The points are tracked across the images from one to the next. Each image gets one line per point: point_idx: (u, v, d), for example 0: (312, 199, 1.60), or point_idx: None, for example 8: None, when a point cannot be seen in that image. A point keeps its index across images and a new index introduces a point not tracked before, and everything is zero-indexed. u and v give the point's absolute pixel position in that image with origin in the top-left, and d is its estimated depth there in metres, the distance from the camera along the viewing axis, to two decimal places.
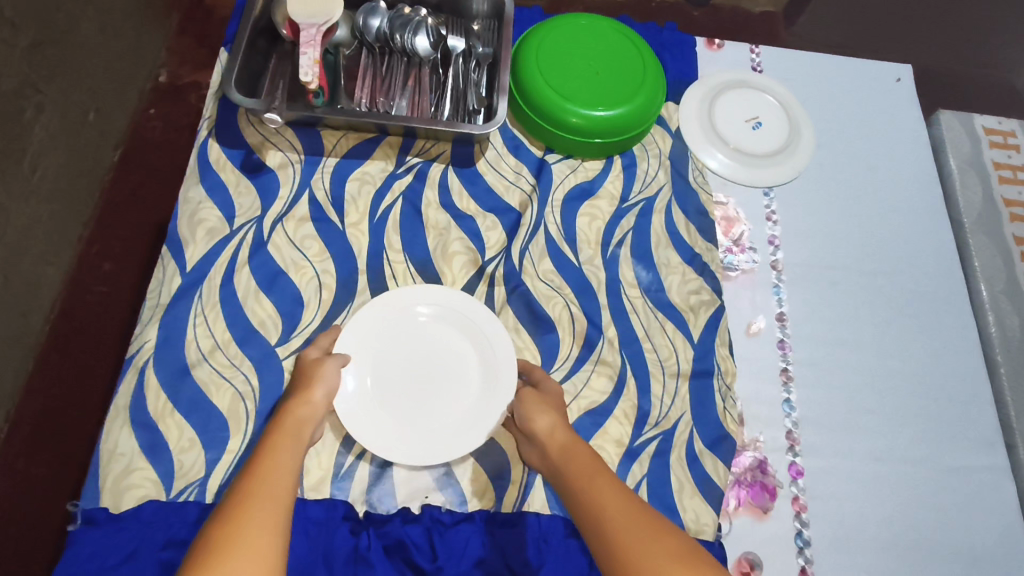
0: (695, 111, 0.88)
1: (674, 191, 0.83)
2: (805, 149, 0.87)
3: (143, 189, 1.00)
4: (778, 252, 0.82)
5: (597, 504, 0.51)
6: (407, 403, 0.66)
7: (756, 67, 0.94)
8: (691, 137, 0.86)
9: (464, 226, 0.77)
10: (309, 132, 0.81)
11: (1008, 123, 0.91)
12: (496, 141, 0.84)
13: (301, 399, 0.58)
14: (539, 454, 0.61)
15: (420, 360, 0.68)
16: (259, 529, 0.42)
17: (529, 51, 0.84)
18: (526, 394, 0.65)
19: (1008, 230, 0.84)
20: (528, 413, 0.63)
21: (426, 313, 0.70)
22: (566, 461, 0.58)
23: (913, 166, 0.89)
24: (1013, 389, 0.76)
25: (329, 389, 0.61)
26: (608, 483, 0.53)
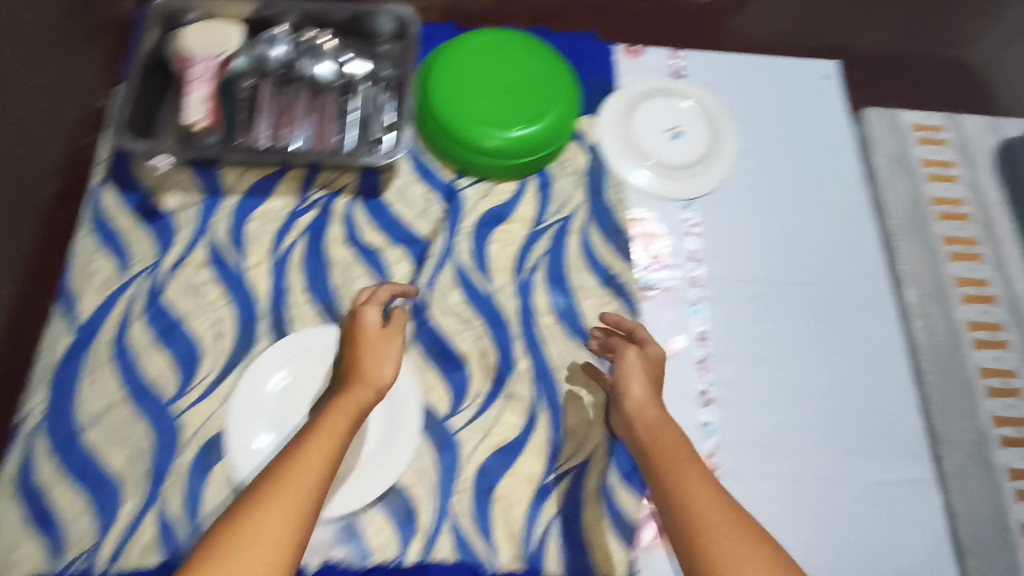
0: (614, 123, 0.85)
1: (590, 210, 0.80)
2: (728, 156, 0.85)
3: None
4: (699, 267, 0.80)
5: (684, 493, 0.53)
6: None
7: (678, 72, 0.91)
8: (608, 152, 0.84)
9: (370, 261, 0.75)
10: (208, 170, 0.78)
11: (935, 118, 0.89)
12: (405, 168, 0.81)
13: (366, 375, 0.58)
14: (624, 420, 0.64)
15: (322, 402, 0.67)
16: (274, 526, 0.44)
17: (433, 71, 0.80)
18: (625, 356, 0.67)
19: (935, 230, 0.82)
20: (626, 376, 0.65)
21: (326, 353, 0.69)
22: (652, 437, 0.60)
23: (840, 167, 0.86)
24: (940, 397, 0.74)
25: (391, 364, 0.60)
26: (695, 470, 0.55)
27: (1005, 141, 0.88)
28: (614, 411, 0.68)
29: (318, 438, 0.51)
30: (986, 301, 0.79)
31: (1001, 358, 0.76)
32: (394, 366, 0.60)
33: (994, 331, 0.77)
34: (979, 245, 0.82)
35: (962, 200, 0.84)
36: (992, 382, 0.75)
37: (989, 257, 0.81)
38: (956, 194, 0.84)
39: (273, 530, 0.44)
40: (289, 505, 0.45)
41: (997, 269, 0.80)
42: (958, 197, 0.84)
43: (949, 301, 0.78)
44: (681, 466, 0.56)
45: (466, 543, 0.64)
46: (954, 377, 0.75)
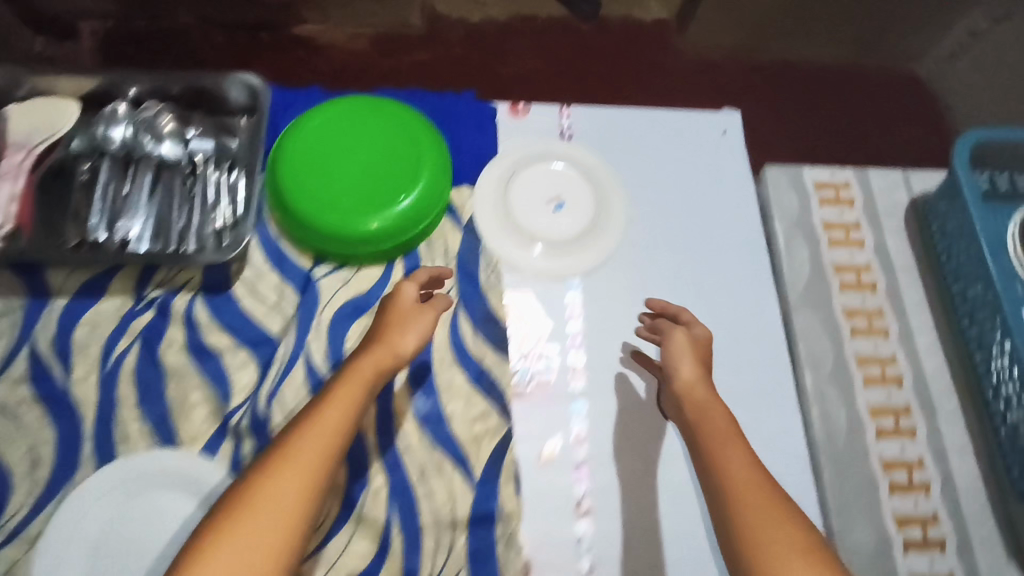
0: (491, 196, 0.78)
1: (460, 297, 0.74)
2: (616, 227, 0.78)
3: None
4: (579, 355, 0.73)
5: (726, 473, 0.53)
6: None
7: (566, 132, 0.84)
8: (483, 228, 0.77)
9: (209, 368, 0.68)
10: (34, 270, 0.70)
11: (841, 174, 0.82)
12: (257, 257, 0.74)
13: (388, 342, 0.61)
14: (675, 399, 0.64)
15: (138, 539, 0.61)
16: (298, 475, 0.46)
17: (283, 150, 0.73)
18: (674, 335, 0.66)
19: (837, 303, 0.76)
20: (674, 355, 0.65)
21: (143, 483, 0.63)
22: (700, 422, 0.60)
23: (738, 234, 0.80)
24: (838, 496, 0.68)
25: (417, 336, 0.63)
26: (734, 454, 0.55)
27: (915, 199, 0.82)
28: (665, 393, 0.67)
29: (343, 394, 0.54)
30: (890, 383, 0.73)
31: (905, 449, 0.70)
32: (417, 340, 0.63)
33: (898, 418, 0.71)
34: (884, 317, 0.76)
35: (868, 267, 0.78)
36: (895, 476, 0.69)
37: (894, 331, 0.75)
38: (861, 260, 0.78)
39: (296, 480, 0.46)
40: (314, 452, 0.48)
41: (903, 344, 0.75)
42: (864, 264, 0.78)
43: (851, 385, 0.72)
44: (725, 446, 0.56)
45: None
46: (852, 470, 0.69)
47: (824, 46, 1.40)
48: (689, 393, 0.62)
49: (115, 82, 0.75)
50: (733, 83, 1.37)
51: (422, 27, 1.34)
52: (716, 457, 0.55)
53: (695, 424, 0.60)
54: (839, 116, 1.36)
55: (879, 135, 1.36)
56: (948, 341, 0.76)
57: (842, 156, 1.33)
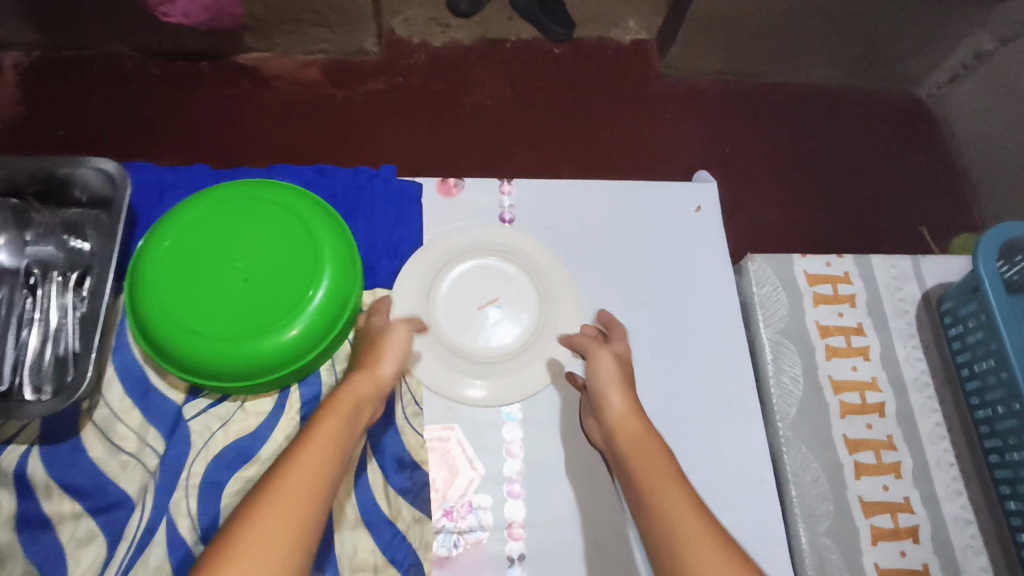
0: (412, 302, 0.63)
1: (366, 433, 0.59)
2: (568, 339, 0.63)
3: None
4: (516, 508, 0.59)
5: (656, 510, 0.44)
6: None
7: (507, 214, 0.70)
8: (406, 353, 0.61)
9: (41, 546, 0.54)
10: None
11: (838, 264, 0.69)
12: (116, 391, 0.59)
13: (364, 374, 0.55)
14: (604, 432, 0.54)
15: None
16: (291, 508, 0.40)
17: (148, 257, 0.59)
18: (597, 359, 0.57)
19: (836, 430, 0.62)
20: (600, 382, 0.56)
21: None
22: (634, 457, 0.49)
23: (718, 340, 0.65)
24: None
25: (397, 364, 0.57)
26: (670, 496, 0.45)
27: (928, 295, 0.69)
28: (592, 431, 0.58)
29: (323, 426, 0.47)
30: (904, 537, 0.59)
31: None
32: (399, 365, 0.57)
33: None
34: (895, 450, 0.62)
35: (871, 382, 0.65)
36: None
37: (908, 466, 0.61)
38: (864, 374, 0.65)
39: (288, 514, 0.39)
40: (303, 485, 0.42)
41: (919, 485, 0.61)
42: (869, 379, 0.65)
43: (855, 538, 0.59)
44: (654, 472, 0.47)
45: None
46: None
47: (825, 78, 1.26)
48: (618, 427, 0.53)
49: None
50: (723, 117, 1.22)
51: (373, 60, 1.19)
52: (655, 498, 0.45)
53: (628, 459, 0.50)
54: (840, 156, 1.22)
55: (885, 179, 1.22)
56: (975, 480, 0.62)
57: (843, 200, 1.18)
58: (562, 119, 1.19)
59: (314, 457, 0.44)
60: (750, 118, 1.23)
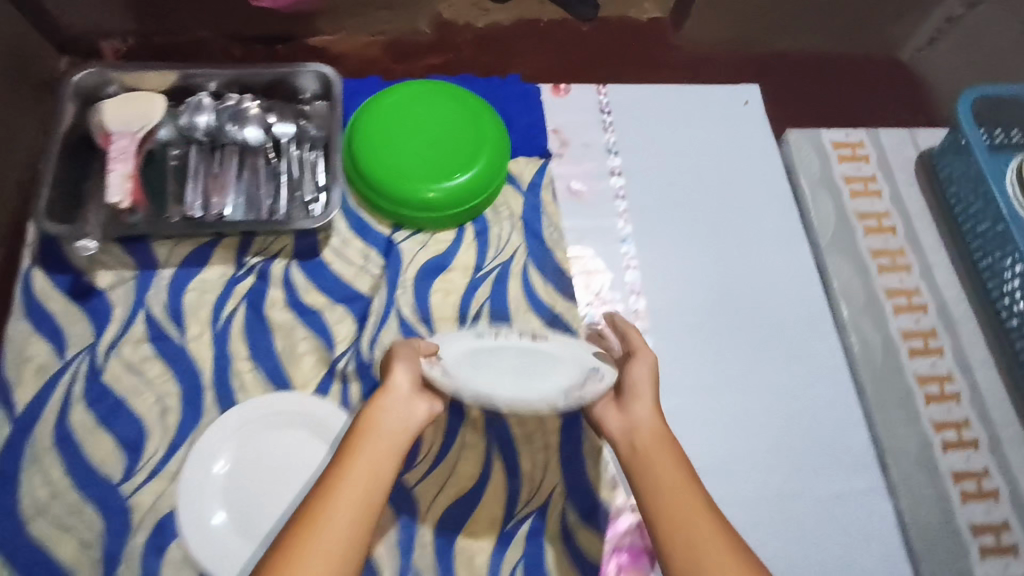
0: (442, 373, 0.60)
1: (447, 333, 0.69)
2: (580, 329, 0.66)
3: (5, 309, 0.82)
4: (640, 300, 0.81)
5: (677, 513, 0.49)
6: (260, 519, 0.67)
7: (578, 391, 0.56)
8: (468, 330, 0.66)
9: (311, 323, 0.76)
10: (140, 245, 0.77)
11: (855, 135, 0.92)
12: (341, 224, 0.81)
13: (386, 392, 0.55)
14: (625, 433, 0.56)
15: (272, 467, 0.69)
16: (320, 560, 0.43)
17: (362, 131, 0.80)
18: (633, 365, 0.61)
19: (863, 244, 0.85)
20: (634, 387, 0.59)
21: (272, 415, 0.71)
22: (661, 470, 0.52)
23: (770, 189, 0.88)
24: (879, 408, 0.77)
25: (414, 375, 0.58)
26: (680, 478, 0.51)
27: (921, 154, 0.92)
28: (605, 418, 0.59)
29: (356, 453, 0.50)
30: (917, 310, 0.82)
31: (936, 364, 0.79)
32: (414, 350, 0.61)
33: (926, 339, 0.81)
34: (905, 256, 0.85)
35: (886, 213, 0.88)
36: (930, 389, 0.78)
37: (915, 266, 0.85)
38: (879, 207, 0.88)
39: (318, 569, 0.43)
40: (341, 529, 0.45)
41: (924, 277, 0.84)
42: (883, 210, 0.88)
43: (882, 312, 0.81)
44: (682, 493, 0.50)
45: None
46: (893, 385, 0.78)
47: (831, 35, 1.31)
48: (645, 425, 0.56)
49: (199, 81, 0.83)
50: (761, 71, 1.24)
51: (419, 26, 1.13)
52: (675, 500, 0.50)
53: (650, 466, 0.53)
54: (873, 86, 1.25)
55: (943, 75, 1.26)
56: (963, 272, 0.85)
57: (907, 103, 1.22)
58: (637, 49, 1.20)
59: (344, 498, 0.46)
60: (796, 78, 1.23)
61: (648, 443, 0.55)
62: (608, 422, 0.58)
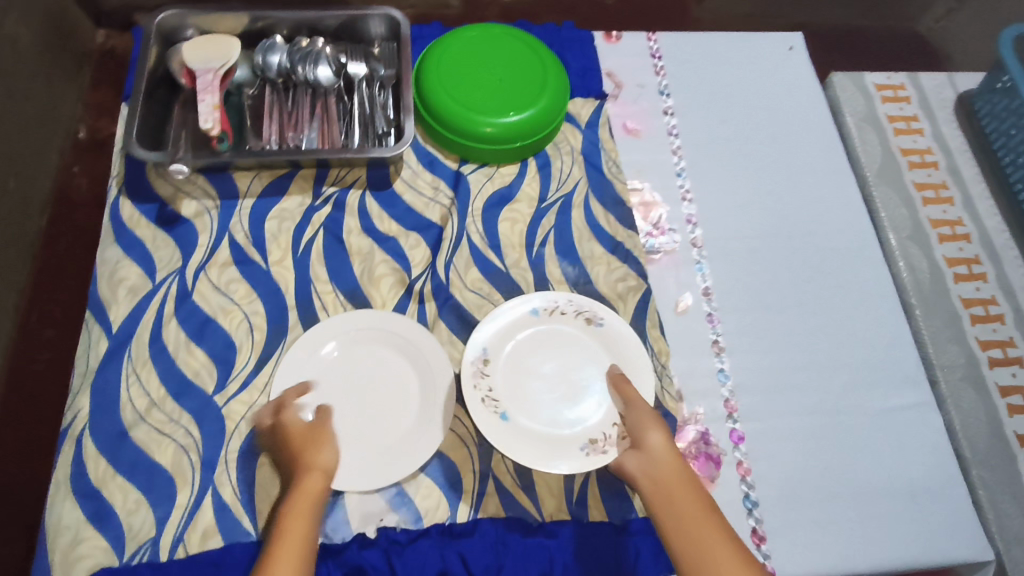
0: (486, 383, 0.70)
1: (495, 318, 0.73)
2: (623, 341, 0.72)
3: (77, 249, 0.95)
4: (697, 229, 0.84)
5: (692, 526, 0.51)
6: (353, 429, 0.68)
7: (599, 447, 0.67)
8: (510, 333, 0.73)
9: (388, 248, 0.80)
10: (221, 176, 0.81)
11: (896, 78, 0.96)
12: (411, 159, 0.86)
13: (311, 467, 0.58)
14: (640, 464, 0.59)
15: (367, 379, 0.70)
16: None
17: (431, 68, 0.84)
18: (635, 410, 0.64)
19: (907, 178, 0.89)
20: (639, 426, 0.62)
21: (363, 330, 0.72)
22: (669, 490, 0.55)
23: (815, 128, 0.92)
24: (929, 327, 0.81)
25: (333, 448, 0.61)
26: (696, 508, 0.52)
27: (961, 95, 0.96)
28: (622, 462, 0.61)
29: (293, 517, 0.52)
30: (960, 239, 0.86)
31: (981, 289, 0.83)
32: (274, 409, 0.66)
33: (970, 265, 0.85)
34: (948, 189, 0.90)
35: (928, 150, 0.92)
36: (975, 310, 0.82)
37: (957, 199, 0.89)
38: (922, 144, 0.92)
39: None
40: None
41: (967, 208, 0.88)
42: (926, 147, 0.92)
43: (927, 240, 0.86)
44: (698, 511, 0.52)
45: (511, 499, 0.69)
46: (940, 306, 0.82)
47: None
48: (660, 459, 0.58)
49: (265, 23, 0.86)
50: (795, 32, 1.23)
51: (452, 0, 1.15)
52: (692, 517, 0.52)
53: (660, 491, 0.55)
54: (911, 40, 1.25)
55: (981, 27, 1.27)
56: (1003, 205, 0.89)
57: (942, 52, 1.25)
58: (665, 10, 1.20)
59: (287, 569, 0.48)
60: (831, 35, 1.23)
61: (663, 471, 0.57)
62: (626, 461, 0.60)
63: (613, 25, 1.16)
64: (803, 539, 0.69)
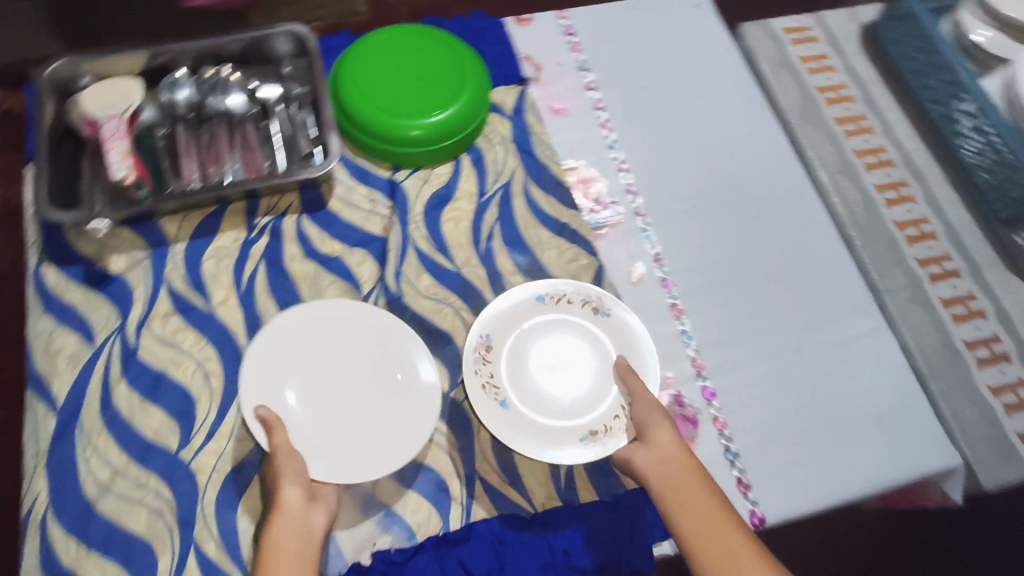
0: (488, 369, 0.71)
1: (494, 308, 0.74)
2: (628, 332, 0.74)
3: (9, 325, 0.90)
4: (638, 198, 0.85)
5: (696, 511, 0.56)
6: (334, 425, 0.67)
7: (600, 439, 0.69)
8: (514, 320, 0.74)
9: (333, 269, 0.78)
10: (146, 225, 0.78)
11: (802, 20, 0.99)
12: (341, 175, 0.84)
13: (278, 511, 0.56)
14: (647, 456, 0.63)
15: (342, 371, 0.70)
16: None
17: (346, 79, 0.82)
18: (640, 406, 0.67)
19: (827, 115, 0.92)
20: (646, 423, 0.65)
21: (340, 318, 0.72)
22: (675, 478, 0.59)
23: (735, 80, 0.94)
24: (870, 255, 0.84)
25: (297, 478, 0.59)
26: (703, 496, 0.57)
27: (865, 27, 1.00)
28: (631, 456, 0.64)
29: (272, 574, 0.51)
30: (886, 166, 0.90)
31: (912, 210, 0.87)
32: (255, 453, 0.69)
33: (899, 190, 0.88)
34: (867, 120, 0.93)
35: (843, 85, 0.95)
36: (909, 232, 0.86)
37: (877, 128, 0.93)
38: (836, 80, 0.95)
39: None
40: None
41: (886, 135, 0.92)
42: (840, 83, 0.95)
43: (855, 171, 0.89)
44: (698, 496, 0.57)
45: (501, 495, 0.69)
46: (877, 233, 0.85)
47: None
48: (669, 453, 0.62)
49: (164, 59, 0.82)
50: None
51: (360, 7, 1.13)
52: (695, 500, 0.56)
53: (666, 481, 0.59)
54: None
55: None
56: (919, 126, 0.93)
57: None
58: None
59: None
60: None
61: (671, 463, 0.61)
62: (634, 454, 0.64)
63: (523, 8, 1.16)
64: (786, 480, 0.71)
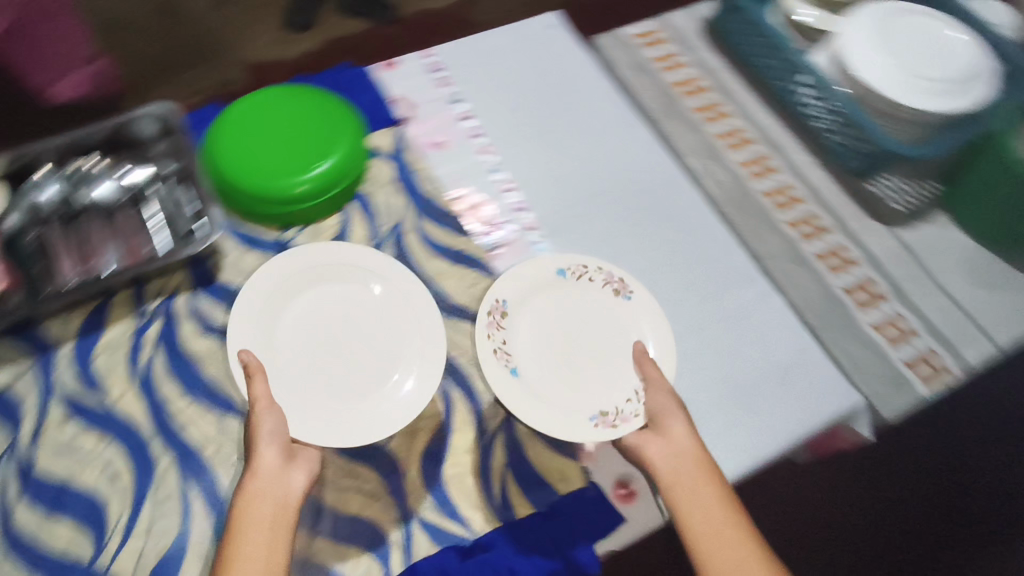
0: (501, 336, 0.75)
1: (506, 288, 0.77)
2: (646, 316, 0.78)
3: None
4: (526, 214, 0.88)
5: (709, 513, 0.64)
6: (320, 383, 0.70)
7: (610, 420, 0.71)
8: (531, 298, 0.78)
9: None
10: (29, 331, 0.75)
11: (649, 24, 1.06)
12: (228, 245, 0.83)
13: (255, 469, 0.63)
14: (661, 449, 0.68)
15: (334, 332, 0.73)
16: None
17: (220, 147, 0.81)
18: (655, 395, 0.72)
19: (686, 108, 0.99)
20: (663, 413, 0.70)
21: (333, 274, 0.76)
22: (685, 477, 0.66)
23: (599, 88, 0.99)
24: (746, 228, 0.91)
25: (275, 438, 0.65)
26: (712, 498, 0.65)
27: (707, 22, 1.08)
28: (643, 444, 0.70)
29: (248, 529, 0.60)
30: (747, 144, 0.97)
31: (776, 180, 0.94)
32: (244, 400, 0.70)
33: (762, 163, 0.95)
34: (723, 105, 1.00)
35: (696, 77, 1.02)
36: (778, 199, 0.92)
37: (734, 111, 1.00)
38: (689, 73, 1.03)
39: None
40: None
41: (742, 117, 0.99)
42: (693, 75, 1.02)
43: (720, 155, 0.96)
44: (707, 497, 0.65)
45: (438, 530, 0.69)
46: (749, 207, 0.92)
47: None
48: (683, 448, 0.68)
49: (25, 161, 0.78)
50: None
51: None
52: (704, 500, 0.65)
53: (679, 479, 0.67)
54: None
55: None
56: (771, 102, 1.00)
57: None
58: None
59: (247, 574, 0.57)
60: None
61: (684, 460, 0.68)
62: (649, 445, 0.69)
63: None
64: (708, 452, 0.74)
